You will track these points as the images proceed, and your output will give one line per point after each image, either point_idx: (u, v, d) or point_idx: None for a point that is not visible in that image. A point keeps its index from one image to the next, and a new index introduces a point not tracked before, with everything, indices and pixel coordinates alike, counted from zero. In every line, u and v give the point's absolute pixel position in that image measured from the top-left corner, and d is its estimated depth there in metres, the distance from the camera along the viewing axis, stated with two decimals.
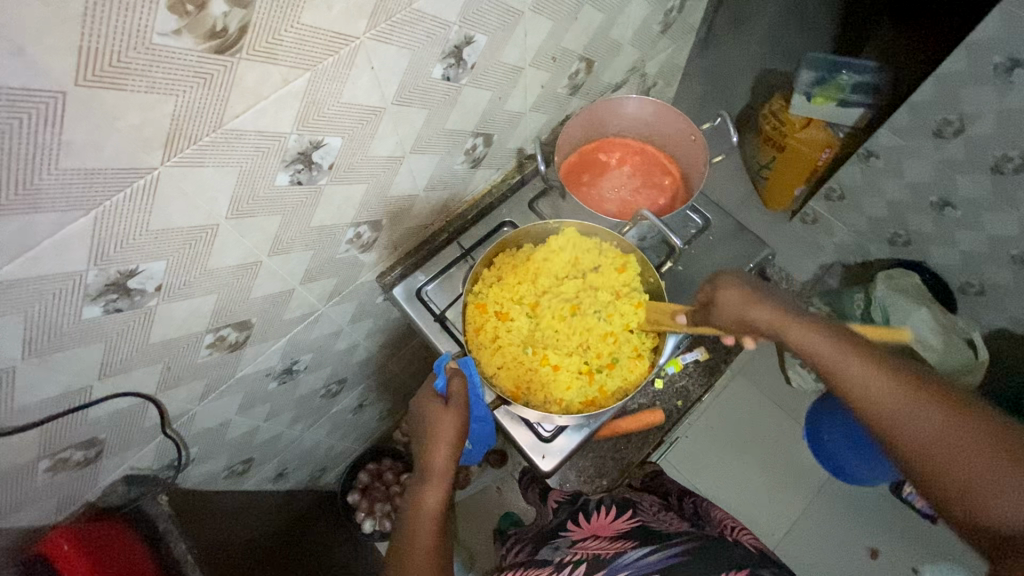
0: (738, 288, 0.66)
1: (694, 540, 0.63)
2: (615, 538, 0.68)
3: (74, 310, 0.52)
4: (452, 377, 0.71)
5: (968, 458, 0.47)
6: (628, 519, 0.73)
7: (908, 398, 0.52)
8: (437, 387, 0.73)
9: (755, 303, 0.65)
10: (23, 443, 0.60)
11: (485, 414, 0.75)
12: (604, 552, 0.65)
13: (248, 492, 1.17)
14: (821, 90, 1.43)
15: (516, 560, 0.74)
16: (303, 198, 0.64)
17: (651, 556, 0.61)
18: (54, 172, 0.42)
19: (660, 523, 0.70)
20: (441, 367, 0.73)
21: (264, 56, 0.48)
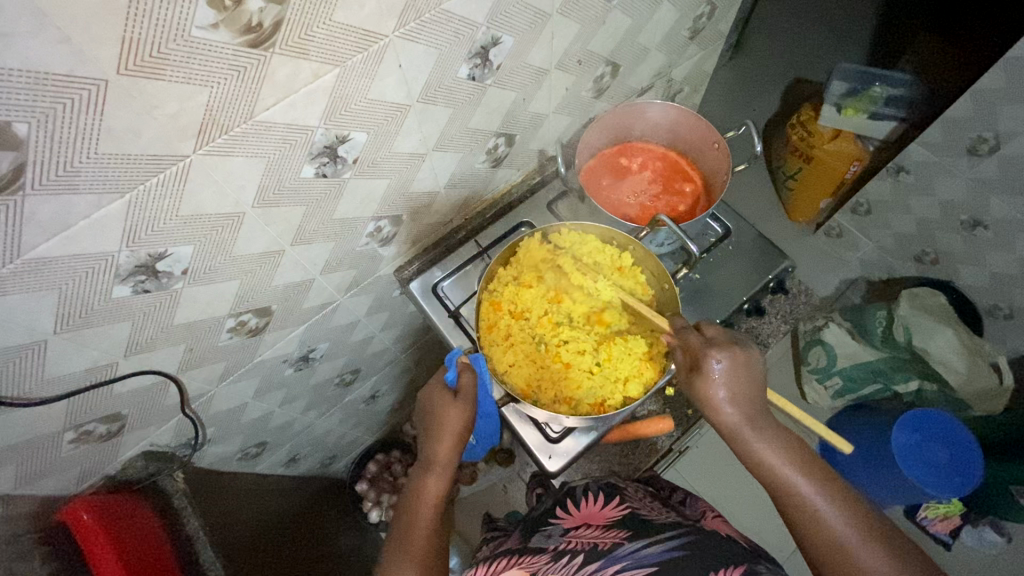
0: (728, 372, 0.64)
1: (688, 533, 0.63)
2: (607, 527, 0.68)
3: (104, 289, 0.54)
4: (463, 371, 0.73)
5: None
6: (617, 507, 0.73)
7: (845, 535, 0.56)
8: (447, 380, 0.74)
9: (734, 395, 0.64)
10: (50, 413, 0.62)
11: (491, 410, 0.77)
12: (600, 543, 0.64)
13: (261, 475, 1.20)
14: (852, 102, 1.40)
15: (506, 547, 0.73)
16: (327, 190, 0.66)
17: (650, 548, 0.61)
18: (93, 156, 0.44)
19: (649, 512, 0.70)
20: (452, 361, 0.74)
21: (295, 51, 0.49)
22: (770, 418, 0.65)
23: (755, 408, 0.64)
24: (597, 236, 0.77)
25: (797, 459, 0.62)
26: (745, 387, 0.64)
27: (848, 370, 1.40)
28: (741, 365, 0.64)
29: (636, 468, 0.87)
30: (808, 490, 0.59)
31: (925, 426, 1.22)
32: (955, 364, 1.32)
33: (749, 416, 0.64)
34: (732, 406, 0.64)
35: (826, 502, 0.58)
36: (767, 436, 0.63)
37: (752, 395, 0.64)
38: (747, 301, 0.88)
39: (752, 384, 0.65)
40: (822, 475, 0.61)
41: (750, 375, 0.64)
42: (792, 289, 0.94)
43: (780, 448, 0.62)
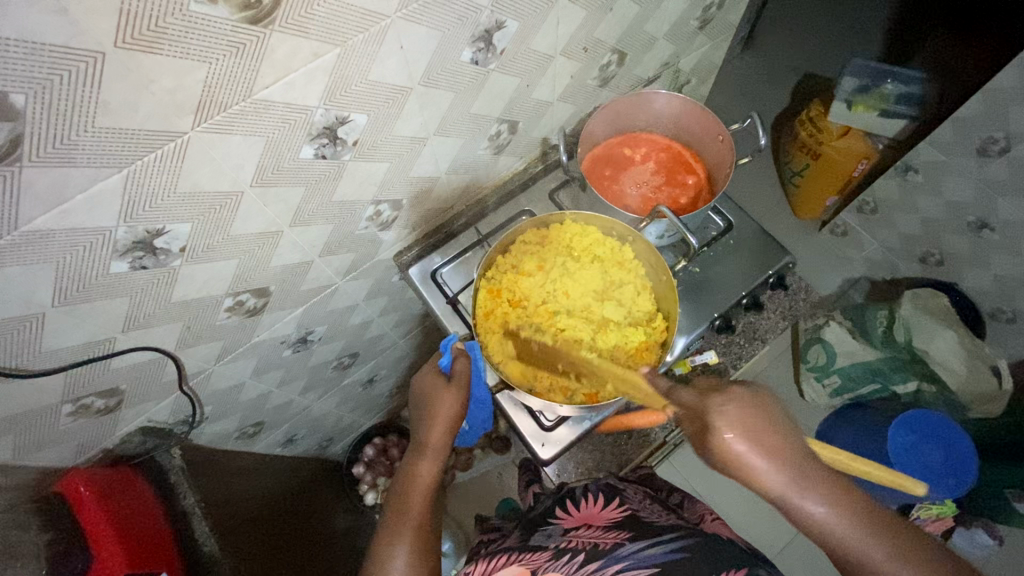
0: (748, 424, 0.55)
1: (689, 536, 0.63)
2: (607, 528, 0.68)
3: (102, 264, 0.54)
4: (457, 357, 0.73)
5: None
6: (617, 508, 0.73)
7: None
8: (441, 365, 0.74)
9: (773, 460, 0.54)
10: (47, 386, 0.63)
11: (485, 395, 0.74)
12: (600, 543, 0.65)
13: (258, 454, 1.21)
14: (862, 98, 1.38)
15: (505, 545, 0.73)
16: (326, 171, 0.65)
17: (651, 549, 0.62)
18: (90, 129, 0.44)
19: (649, 514, 0.71)
20: (447, 346, 0.74)
21: (295, 29, 0.49)
22: (826, 475, 0.54)
23: (790, 462, 0.54)
24: (598, 228, 0.76)
25: (856, 518, 0.52)
26: (771, 439, 0.55)
27: (846, 369, 1.40)
28: (764, 420, 0.55)
29: (628, 458, 0.87)
30: (893, 560, 0.50)
31: (920, 425, 1.22)
32: (955, 366, 1.31)
33: (787, 476, 0.53)
34: (777, 475, 0.53)
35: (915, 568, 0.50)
36: (828, 502, 0.53)
37: (790, 453, 0.54)
38: (746, 296, 0.88)
39: (776, 434, 0.55)
40: (902, 536, 0.51)
41: (770, 427, 0.55)
42: (792, 286, 0.94)
43: (838, 512, 0.52)
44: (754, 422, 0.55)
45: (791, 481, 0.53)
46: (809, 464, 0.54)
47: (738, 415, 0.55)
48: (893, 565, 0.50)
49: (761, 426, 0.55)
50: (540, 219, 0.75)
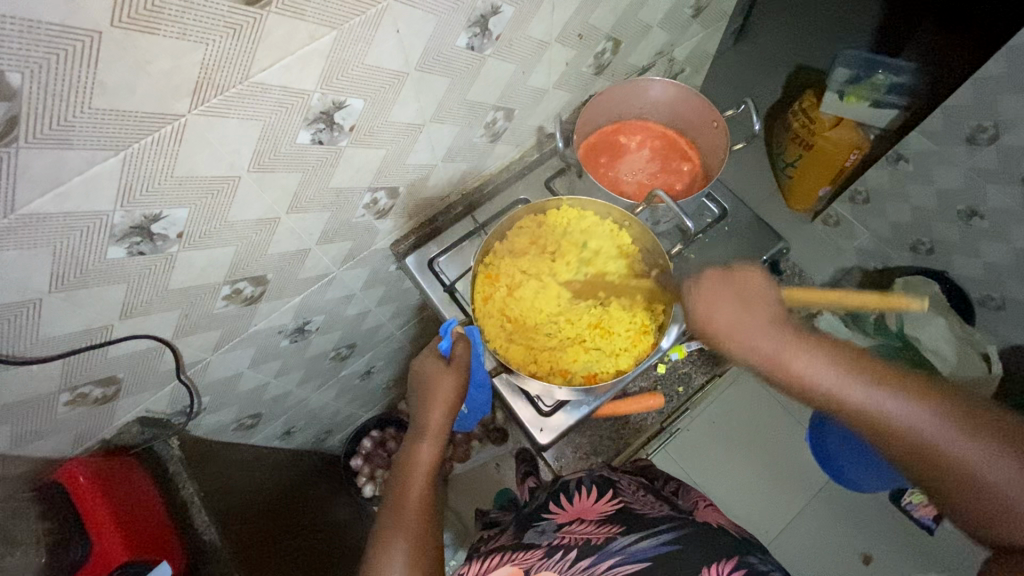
0: (711, 291, 0.62)
1: (681, 527, 0.65)
2: (601, 522, 0.69)
3: (99, 249, 0.54)
4: (457, 341, 0.71)
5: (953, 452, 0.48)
6: (610, 501, 0.74)
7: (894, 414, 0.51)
8: (441, 349, 0.73)
9: (745, 326, 0.60)
10: (44, 374, 0.63)
11: (484, 378, 0.76)
12: (593, 539, 0.66)
13: (256, 446, 1.21)
14: (854, 89, 1.40)
15: (499, 542, 0.74)
16: (323, 157, 0.66)
17: (644, 541, 0.63)
18: (87, 111, 0.44)
19: (642, 506, 0.71)
20: (447, 330, 0.72)
21: (291, 11, 0.49)
22: (804, 334, 0.58)
23: (757, 320, 0.60)
24: (594, 211, 0.76)
25: (826, 357, 0.56)
26: (736, 301, 0.61)
27: None
28: (737, 295, 0.62)
29: (625, 443, 0.88)
30: (869, 392, 0.53)
31: None
32: (946, 352, 1.32)
33: (754, 329, 0.59)
34: (751, 336, 0.59)
35: (901, 402, 0.51)
36: (805, 354, 0.56)
37: (760, 315, 0.60)
38: None
39: (743, 296, 0.61)
40: (885, 375, 0.53)
41: (737, 293, 0.62)
42: (786, 271, 0.95)
43: (808, 355, 0.56)
44: (718, 288, 0.62)
45: (765, 341, 0.58)
46: (782, 326, 0.59)
47: (706, 291, 0.63)
48: (878, 400, 0.52)
49: (724, 292, 0.62)
50: (536, 204, 0.75)
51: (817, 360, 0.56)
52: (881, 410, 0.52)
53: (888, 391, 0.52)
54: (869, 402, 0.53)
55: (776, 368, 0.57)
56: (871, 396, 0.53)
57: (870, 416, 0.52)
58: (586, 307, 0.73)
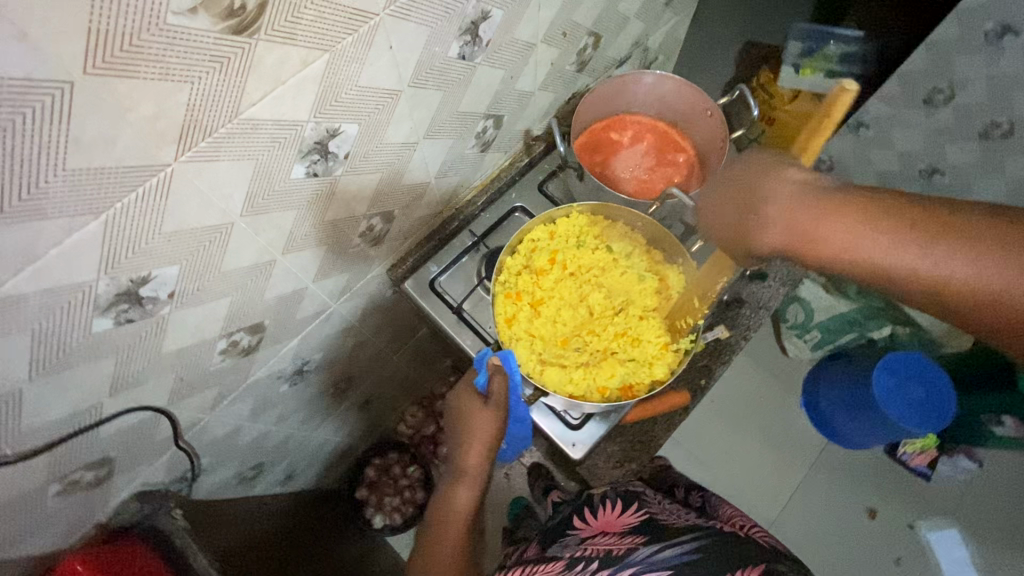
0: (729, 190, 0.61)
1: (705, 537, 0.63)
2: (624, 534, 0.68)
3: (83, 324, 0.48)
4: (492, 377, 0.66)
5: (954, 271, 0.46)
6: (635, 513, 0.72)
7: (891, 256, 0.49)
8: (477, 384, 0.68)
9: (758, 211, 0.57)
10: (31, 468, 0.55)
11: (524, 414, 0.72)
12: (614, 549, 0.65)
13: (258, 497, 1.14)
14: (809, 61, 1.32)
15: (526, 557, 0.74)
16: (318, 190, 0.60)
17: (666, 552, 0.62)
18: (62, 173, 0.38)
19: (667, 517, 0.71)
20: (482, 363, 0.67)
21: (282, 36, 0.44)
22: (829, 198, 0.53)
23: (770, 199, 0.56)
24: (605, 215, 0.73)
25: (835, 217, 0.52)
26: (749, 187, 0.58)
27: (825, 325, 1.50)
28: (741, 175, 0.60)
29: (657, 445, 0.86)
30: (873, 242, 0.50)
31: (903, 366, 1.33)
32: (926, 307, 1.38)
33: (755, 209, 0.57)
34: (771, 216, 0.56)
35: (949, 255, 0.46)
36: (836, 220, 0.51)
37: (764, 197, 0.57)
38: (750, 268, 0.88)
39: (745, 184, 0.59)
40: (927, 226, 0.48)
41: (743, 184, 0.59)
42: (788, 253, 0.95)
43: (821, 215, 0.52)
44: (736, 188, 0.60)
45: (785, 218, 0.54)
46: (810, 193, 0.54)
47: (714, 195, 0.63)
48: (912, 258, 0.48)
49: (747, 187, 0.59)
50: (550, 214, 0.72)
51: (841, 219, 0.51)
52: (913, 267, 0.48)
53: (924, 244, 0.48)
54: (897, 261, 0.49)
55: (796, 248, 0.54)
56: (909, 256, 0.48)
57: (901, 275, 0.49)
58: (613, 314, 0.70)
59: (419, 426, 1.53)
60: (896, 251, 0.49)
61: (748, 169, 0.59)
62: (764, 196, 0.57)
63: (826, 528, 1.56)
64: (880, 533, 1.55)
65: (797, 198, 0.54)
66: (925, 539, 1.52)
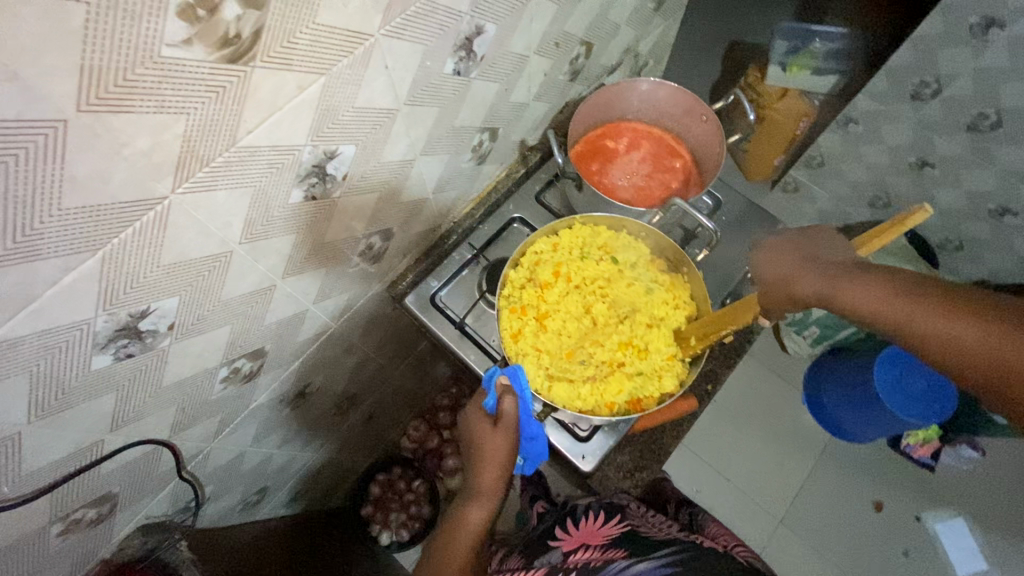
0: (775, 256, 0.73)
1: (685, 549, 0.62)
2: (603, 546, 0.67)
3: (82, 363, 0.46)
4: (502, 396, 0.65)
5: (962, 336, 0.54)
6: (616, 525, 0.72)
7: (900, 314, 0.58)
8: (486, 406, 0.67)
9: (799, 270, 0.68)
10: (31, 511, 0.54)
11: (536, 431, 0.68)
12: (593, 561, 0.63)
13: (262, 521, 1.12)
14: (795, 59, 1.39)
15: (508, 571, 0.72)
16: (317, 213, 0.59)
17: (643, 565, 0.60)
18: (57, 213, 0.37)
19: (649, 529, 0.70)
20: (491, 383, 0.66)
21: (278, 62, 0.43)
22: (853, 267, 0.64)
23: (807, 265, 0.69)
24: (607, 225, 0.73)
25: (853, 279, 0.63)
26: (791, 257, 0.71)
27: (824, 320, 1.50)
28: (776, 245, 0.74)
29: (667, 451, 0.87)
30: (884, 302, 0.60)
31: (901, 360, 1.33)
32: None
33: (792, 268, 0.70)
34: (794, 278, 0.68)
35: (956, 320, 0.54)
36: (858, 283, 0.62)
37: (807, 262, 0.69)
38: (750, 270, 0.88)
39: (789, 254, 0.72)
40: (951, 300, 0.55)
41: (797, 249, 0.71)
42: None
43: (843, 279, 0.63)
44: (783, 254, 0.72)
45: (806, 279, 0.67)
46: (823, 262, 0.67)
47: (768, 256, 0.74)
48: (925, 321, 0.56)
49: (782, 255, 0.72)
50: (555, 227, 0.71)
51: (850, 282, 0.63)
52: (929, 329, 0.56)
53: (930, 310, 0.56)
54: (917, 323, 0.57)
55: (827, 298, 0.65)
56: (915, 316, 0.57)
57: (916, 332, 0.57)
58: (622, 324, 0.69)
59: (423, 440, 1.51)
60: (921, 314, 0.57)
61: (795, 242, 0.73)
62: (789, 261, 0.71)
63: (834, 524, 1.56)
64: (887, 526, 1.55)
65: (819, 265, 0.67)
66: (932, 530, 1.53)
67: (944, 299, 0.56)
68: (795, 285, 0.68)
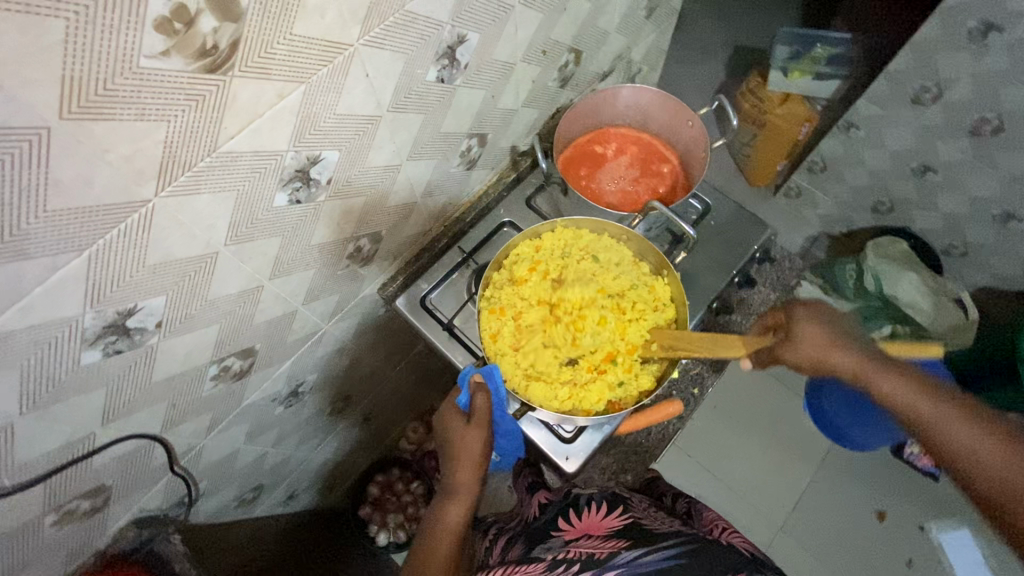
0: (816, 318, 0.67)
1: (688, 542, 0.62)
2: (607, 537, 0.68)
3: (72, 357, 0.49)
4: (475, 393, 0.67)
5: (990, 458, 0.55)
6: (619, 517, 0.73)
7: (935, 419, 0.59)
8: (460, 403, 0.69)
9: (840, 341, 0.65)
10: (26, 500, 0.56)
11: (512, 428, 0.73)
12: (597, 553, 0.65)
13: (259, 518, 1.14)
14: (796, 64, 1.42)
15: (509, 557, 0.74)
16: (302, 216, 0.61)
17: (648, 556, 0.61)
18: (42, 215, 0.39)
19: (651, 521, 0.71)
20: (464, 381, 0.69)
21: (256, 72, 0.45)
22: (886, 359, 0.65)
23: (851, 343, 0.65)
24: (589, 229, 0.74)
25: (895, 376, 0.63)
26: (832, 324, 0.67)
27: None
28: (818, 307, 0.68)
29: (651, 455, 0.87)
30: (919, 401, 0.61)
31: None
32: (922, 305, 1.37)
33: (834, 340, 0.65)
34: (837, 353, 0.65)
35: (990, 442, 0.55)
36: (900, 381, 0.62)
37: (846, 339, 0.66)
38: (737, 275, 0.88)
39: (830, 322, 0.67)
40: (981, 412, 0.58)
41: (836, 320, 0.67)
42: (777, 257, 0.95)
43: (885, 372, 0.63)
44: (826, 319, 0.67)
45: (849, 359, 0.65)
46: (862, 346, 0.66)
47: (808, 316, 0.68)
48: (952, 426, 0.58)
49: (824, 318, 0.67)
50: (533, 229, 0.73)
51: (891, 377, 0.63)
52: (959, 435, 0.57)
53: (965, 426, 0.57)
54: (949, 425, 0.58)
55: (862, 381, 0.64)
56: (946, 426, 0.58)
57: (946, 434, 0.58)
58: (610, 321, 0.69)
59: (421, 442, 1.52)
60: (955, 426, 0.58)
61: (834, 313, 0.68)
62: (832, 328, 0.66)
63: (836, 531, 1.55)
64: (890, 535, 1.52)
65: (860, 347, 0.65)
66: (936, 541, 1.50)
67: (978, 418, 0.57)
68: (835, 359, 0.65)
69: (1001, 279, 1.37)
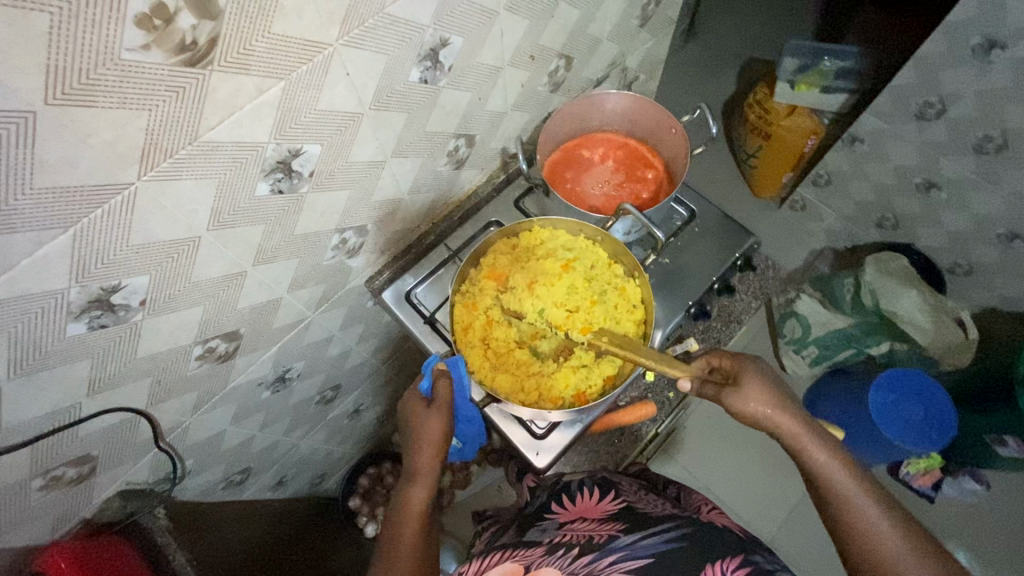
0: (761, 374, 0.70)
1: (684, 525, 0.65)
2: (603, 520, 0.70)
3: (58, 329, 0.52)
4: (438, 378, 0.71)
5: (884, 537, 0.57)
6: (613, 500, 0.75)
7: (847, 490, 0.61)
8: (422, 389, 0.73)
9: (780, 402, 0.67)
10: (13, 462, 0.60)
11: (473, 414, 0.75)
12: (595, 537, 0.66)
13: (248, 501, 1.18)
14: (804, 77, 1.41)
15: (502, 542, 0.75)
16: (285, 207, 0.64)
17: (646, 540, 0.63)
18: (28, 192, 0.42)
19: (645, 504, 0.73)
20: (428, 369, 0.73)
21: (236, 67, 0.48)
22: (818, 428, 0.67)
23: (789, 404, 0.68)
24: (565, 230, 0.77)
25: (822, 443, 0.65)
26: (776, 385, 0.70)
27: (825, 339, 1.44)
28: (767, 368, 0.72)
29: (624, 456, 0.89)
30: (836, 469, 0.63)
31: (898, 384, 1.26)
32: (923, 323, 1.34)
33: (775, 397, 0.68)
34: (775, 409, 0.67)
35: (888, 522, 0.58)
36: (825, 448, 0.64)
37: (785, 400, 0.68)
38: (718, 281, 0.89)
39: (774, 382, 0.70)
40: (888, 500, 0.60)
41: (779, 384, 0.70)
42: (761, 265, 0.95)
43: (814, 437, 0.65)
44: (770, 378, 0.70)
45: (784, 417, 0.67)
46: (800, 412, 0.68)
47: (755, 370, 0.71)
48: (859, 502, 0.60)
49: (769, 377, 0.70)
50: (507, 228, 0.76)
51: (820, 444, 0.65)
52: (865, 512, 0.59)
53: (871, 502, 0.59)
54: (858, 500, 0.60)
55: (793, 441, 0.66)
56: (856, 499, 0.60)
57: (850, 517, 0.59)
58: (569, 302, 0.71)
59: None
60: (862, 501, 0.60)
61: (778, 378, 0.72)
62: (775, 387, 0.69)
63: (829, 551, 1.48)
64: None
65: (796, 410, 0.68)
66: None
67: (883, 501, 0.60)
68: (771, 414, 0.67)
69: (1006, 299, 1.34)
